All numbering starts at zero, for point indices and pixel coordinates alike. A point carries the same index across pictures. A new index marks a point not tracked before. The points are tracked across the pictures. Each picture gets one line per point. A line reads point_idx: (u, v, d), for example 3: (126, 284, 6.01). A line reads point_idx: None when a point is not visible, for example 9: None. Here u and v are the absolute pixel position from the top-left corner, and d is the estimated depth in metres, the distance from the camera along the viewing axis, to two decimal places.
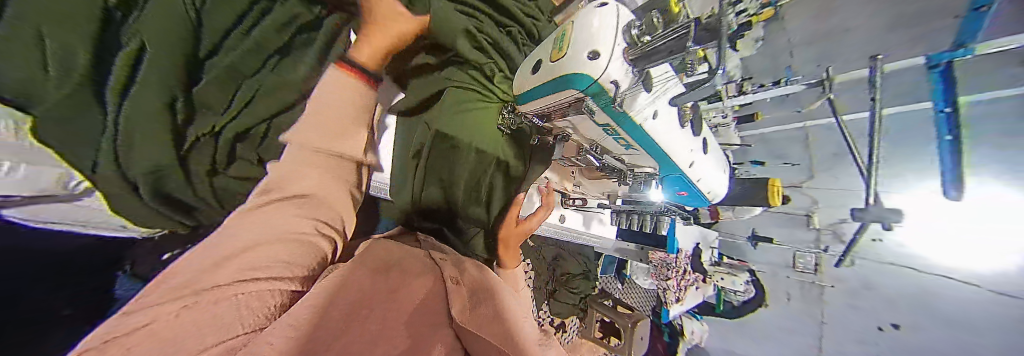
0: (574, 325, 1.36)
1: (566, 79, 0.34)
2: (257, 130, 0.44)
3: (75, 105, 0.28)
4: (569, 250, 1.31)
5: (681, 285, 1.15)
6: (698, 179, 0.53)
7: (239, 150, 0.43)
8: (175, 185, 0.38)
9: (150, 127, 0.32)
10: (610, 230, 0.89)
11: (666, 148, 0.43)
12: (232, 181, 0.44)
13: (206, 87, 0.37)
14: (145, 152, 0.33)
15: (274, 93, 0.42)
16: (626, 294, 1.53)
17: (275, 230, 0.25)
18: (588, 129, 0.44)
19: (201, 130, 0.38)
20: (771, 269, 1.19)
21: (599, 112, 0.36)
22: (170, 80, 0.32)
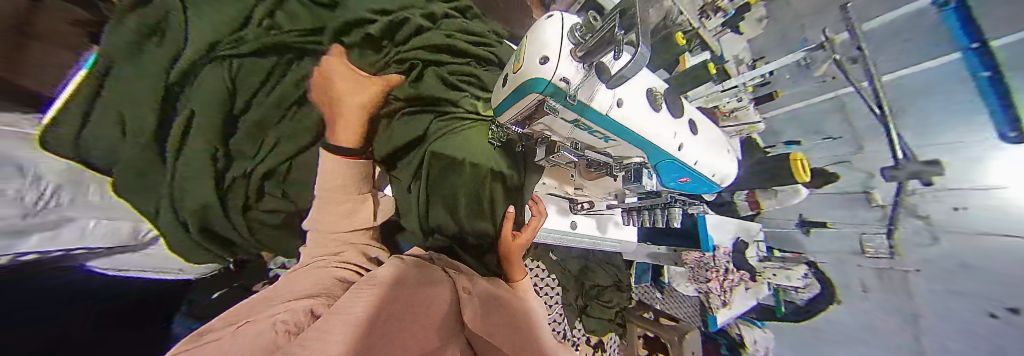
0: (614, 343, 1.28)
1: (522, 85, 0.34)
2: (280, 169, 0.58)
3: (145, 166, 0.45)
4: (596, 260, 1.27)
5: (725, 286, 1.03)
6: (695, 162, 0.48)
7: (268, 187, 0.58)
8: (219, 223, 0.52)
9: (196, 170, 0.48)
10: (631, 233, 0.85)
11: (643, 133, 0.42)
12: (262, 212, 0.59)
13: (239, 140, 0.53)
14: (191, 190, 0.47)
15: (290, 139, 0.58)
16: (668, 305, 1.31)
17: (296, 291, 0.37)
18: (561, 128, 0.43)
19: (234, 172, 0.53)
20: (835, 259, 0.95)
21: (563, 110, 0.36)
22: (210, 136, 0.49)
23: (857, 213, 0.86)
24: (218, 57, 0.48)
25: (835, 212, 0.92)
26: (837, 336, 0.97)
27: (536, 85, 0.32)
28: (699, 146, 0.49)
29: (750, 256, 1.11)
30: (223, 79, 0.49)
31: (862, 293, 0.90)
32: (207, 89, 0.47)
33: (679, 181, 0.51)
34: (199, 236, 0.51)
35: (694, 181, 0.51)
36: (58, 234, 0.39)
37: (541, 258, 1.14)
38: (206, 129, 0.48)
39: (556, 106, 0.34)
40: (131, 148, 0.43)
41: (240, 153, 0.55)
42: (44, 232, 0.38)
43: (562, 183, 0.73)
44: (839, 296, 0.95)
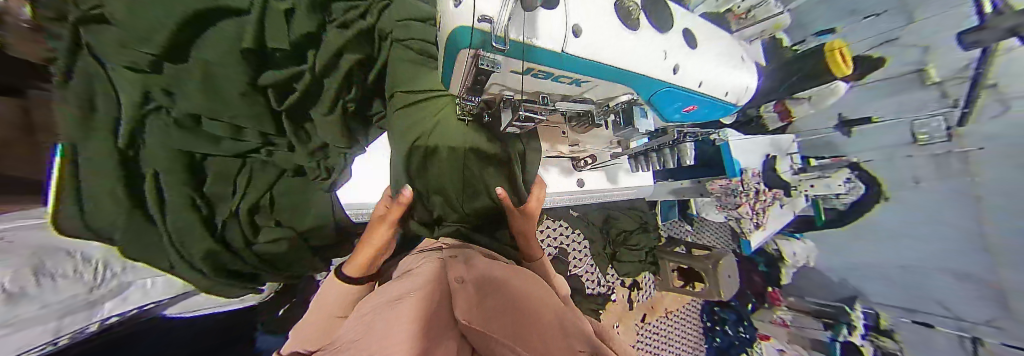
0: (649, 281, 1.33)
1: (446, 41, 0.17)
2: (262, 200, 0.59)
3: (135, 232, 0.45)
4: (619, 208, 1.23)
5: (757, 209, 0.99)
6: (724, 95, 0.28)
7: (260, 220, 0.59)
8: (227, 260, 0.55)
9: (189, 223, 0.47)
10: (647, 177, 0.81)
11: (667, 75, 0.22)
12: (261, 247, 0.59)
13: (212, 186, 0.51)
14: (191, 241, 0.48)
15: (259, 174, 0.58)
16: (697, 236, 1.41)
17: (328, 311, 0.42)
18: (528, 87, 0.22)
19: (224, 215, 0.53)
20: (883, 154, 0.97)
21: (508, 63, 0.17)
22: (184, 190, 0.46)
23: (910, 97, 0.85)
24: (156, 106, 0.40)
25: (887, 101, 0.89)
26: (880, 233, 1.03)
27: (459, 39, 0.15)
28: (743, 76, 0.28)
29: (783, 171, 1.04)
30: (178, 136, 0.44)
31: (915, 186, 0.93)
32: (165, 143, 0.43)
33: (688, 115, 0.30)
34: (215, 277, 0.54)
35: (706, 109, 0.30)
36: (126, 297, 0.49)
37: (563, 217, 1.13)
38: (177, 189, 0.45)
39: (501, 60, 0.17)
40: (121, 216, 0.42)
41: (219, 195, 0.53)
42: (114, 299, 0.47)
43: (555, 144, 0.61)
44: (885, 189, 0.98)
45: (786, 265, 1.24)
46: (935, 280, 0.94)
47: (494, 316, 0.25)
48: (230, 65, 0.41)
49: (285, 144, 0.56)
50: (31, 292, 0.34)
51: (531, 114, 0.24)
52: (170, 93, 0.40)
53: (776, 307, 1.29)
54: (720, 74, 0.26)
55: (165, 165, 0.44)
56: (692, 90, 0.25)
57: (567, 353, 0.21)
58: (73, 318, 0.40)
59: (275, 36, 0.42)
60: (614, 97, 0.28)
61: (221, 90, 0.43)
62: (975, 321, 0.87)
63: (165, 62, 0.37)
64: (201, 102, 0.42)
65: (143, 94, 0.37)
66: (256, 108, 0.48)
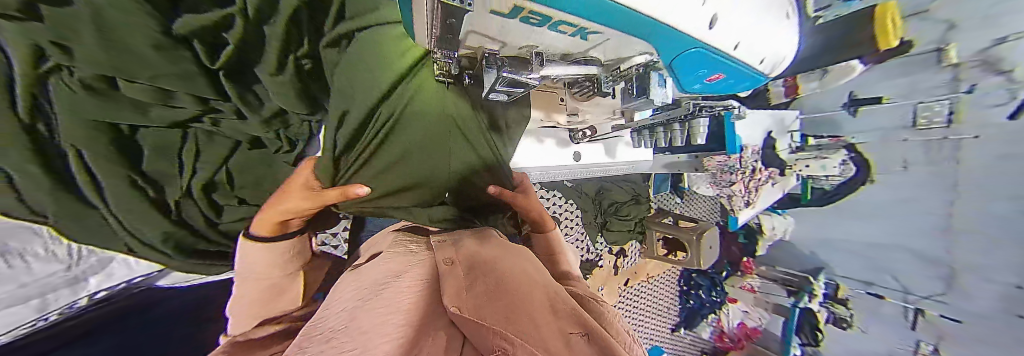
0: (635, 249, 1.38)
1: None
2: (220, 177, 0.45)
3: (70, 211, 0.34)
4: (614, 179, 1.22)
5: (751, 187, 1.01)
6: (759, 62, 0.23)
7: (219, 198, 0.46)
8: (198, 244, 0.47)
9: (131, 205, 0.37)
10: (645, 151, 0.77)
11: (711, 33, 0.17)
12: (235, 224, 0.50)
13: (150, 160, 0.38)
14: (144, 225, 0.39)
15: (213, 143, 0.43)
16: (686, 208, 1.42)
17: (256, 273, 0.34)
18: (514, 36, 0.17)
19: (174, 193, 0.42)
20: (880, 135, 1.03)
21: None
22: (116, 168, 0.34)
23: (917, 79, 0.93)
24: (56, 66, 0.26)
25: (901, 80, 0.96)
26: (868, 208, 1.11)
27: None
28: (785, 30, 0.23)
29: (782, 149, 1.03)
30: (91, 103, 0.29)
31: (901, 170, 1.01)
32: (78, 115, 0.29)
33: (709, 84, 0.25)
34: (194, 260, 0.48)
35: (731, 80, 0.26)
36: (110, 272, 0.48)
37: (557, 187, 1.11)
38: (106, 152, 0.33)
39: None
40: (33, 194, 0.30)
41: (163, 173, 0.40)
42: (98, 274, 0.47)
43: (550, 112, 0.55)
44: (875, 172, 1.06)
45: (764, 238, 1.30)
46: (895, 256, 1.07)
47: (487, 300, 0.24)
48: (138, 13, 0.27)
49: (233, 112, 0.41)
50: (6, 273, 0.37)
51: (515, 78, 0.21)
52: (70, 50, 0.25)
53: (747, 275, 1.35)
54: (769, 32, 0.21)
55: (97, 150, 0.32)
56: (726, 54, 0.20)
57: (558, 333, 0.20)
58: (56, 295, 0.43)
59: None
60: (629, 57, 0.23)
61: (128, 42, 0.28)
62: (922, 295, 1.03)
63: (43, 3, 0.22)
64: (105, 56, 0.27)
65: (36, 45, 0.23)
66: (182, 66, 0.33)
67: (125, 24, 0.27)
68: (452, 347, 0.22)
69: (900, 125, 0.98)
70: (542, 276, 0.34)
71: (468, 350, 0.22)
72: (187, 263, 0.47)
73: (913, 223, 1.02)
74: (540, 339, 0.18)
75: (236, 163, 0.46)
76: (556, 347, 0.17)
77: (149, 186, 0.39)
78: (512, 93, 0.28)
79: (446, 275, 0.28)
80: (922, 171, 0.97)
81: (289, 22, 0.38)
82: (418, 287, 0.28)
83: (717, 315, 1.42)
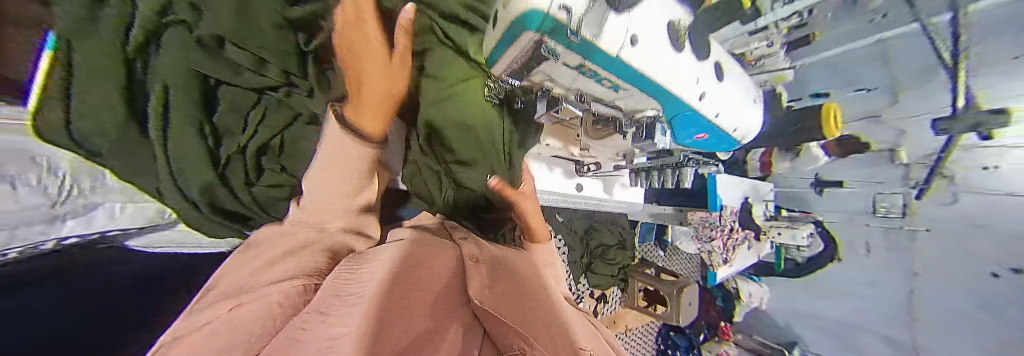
0: (616, 296, 1.37)
1: (507, 25, 0.18)
2: (274, 143, 0.49)
3: (128, 145, 0.35)
4: (602, 220, 1.28)
5: (728, 244, 1.08)
6: (733, 130, 0.31)
7: (265, 162, 0.49)
8: (224, 198, 0.47)
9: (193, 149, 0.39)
10: (637, 195, 0.84)
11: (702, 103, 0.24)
12: (265, 189, 0.51)
13: (224, 115, 0.42)
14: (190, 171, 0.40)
15: (279, 111, 0.47)
16: (669, 261, 1.46)
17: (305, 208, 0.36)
18: (578, 81, 0.23)
19: (230, 148, 0.44)
20: (844, 218, 1.09)
21: (568, 52, 0.17)
22: (194, 116, 0.38)
23: (878, 172, 0.99)
24: (177, 20, 0.32)
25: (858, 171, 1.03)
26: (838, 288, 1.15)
27: (527, 19, 0.15)
28: (749, 109, 0.30)
29: (759, 215, 1.11)
30: (197, 56, 0.35)
31: (864, 253, 1.06)
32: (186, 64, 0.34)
33: (695, 142, 0.32)
34: (211, 215, 0.47)
35: (711, 140, 0.32)
36: (89, 219, 0.41)
37: (549, 220, 1.15)
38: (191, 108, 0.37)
39: (558, 51, 0.18)
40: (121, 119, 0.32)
41: (229, 129, 0.43)
42: (78, 218, 0.40)
43: (567, 144, 0.60)
44: (841, 249, 1.11)
45: (741, 304, 1.35)
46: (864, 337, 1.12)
47: (507, 300, 0.26)
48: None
49: (308, 89, 0.48)
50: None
51: (566, 108, 0.27)
52: (197, 10, 0.33)
53: (725, 341, 1.39)
54: (741, 108, 0.29)
55: (181, 83, 0.35)
56: (709, 119, 0.27)
57: (569, 348, 0.21)
58: (27, 232, 0.34)
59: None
60: (641, 109, 0.28)
61: (253, 17, 0.38)
62: None
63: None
64: (231, 20, 0.36)
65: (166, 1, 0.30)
66: (284, 46, 0.43)
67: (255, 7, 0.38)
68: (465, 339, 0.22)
69: (864, 210, 1.04)
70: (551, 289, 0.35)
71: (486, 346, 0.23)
72: (202, 215, 0.46)
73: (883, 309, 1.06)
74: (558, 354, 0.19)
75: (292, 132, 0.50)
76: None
77: (212, 136, 0.41)
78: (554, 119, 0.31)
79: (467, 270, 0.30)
80: (881, 255, 1.03)
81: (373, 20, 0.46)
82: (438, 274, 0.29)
83: None
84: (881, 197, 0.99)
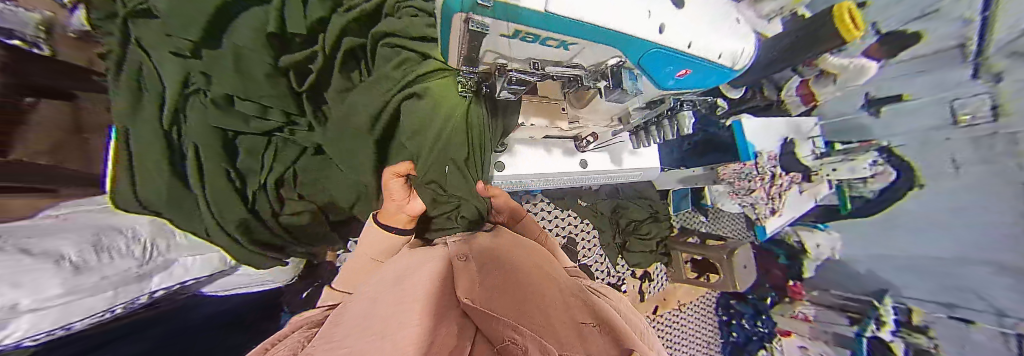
0: (660, 272, 1.31)
1: (441, 13, 0.19)
2: (287, 177, 0.55)
3: (178, 199, 0.45)
4: (628, 197, 1.20)
5: (772, 193, 0.98)
6: (717, 57, 0.28)
7: (284, 193, 0.55)
8: (259, 230, 0.53)
9: (224, 192, 0.46)
10: (653, 159, 0.80)
11: (662, 39, 0.23)
12: (289, 217, 0.57)
13: (244, 159, 0.49)
14: (225, 211, 0.47)
15: (284, 151, 0.53)
16: (714, 226, 1.37)
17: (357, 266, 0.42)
18: (523, 50, 0.23)
19: (253, 187, 0.51)
20: (917, 137, 0.94)
21: (494, 24, 0.18)
22: (219, 164, 0.45)
23: (945, 77, 0.84)
24: (195, 89, 0.41)
25: (921, 79, 0.87)
26: (921, 221, 0.98)
27: (451, 3, 0.16)
28: (726, 31, 0.28)
29: (806, 155, 1.01)
30: (213, 115, 0.43)
31: (952, 172, 0.90)
32: (204, 123, 0.43)
33: (681, 80, 0.31)
34: (247, 246, 0.52)
35: (698, 74, 0.31)
36: (170, 272, 0.52)
37: (570, 206, 1.14)
38: (215, 157, 0.45)
39: (490, 23, 0.18)
40: (162, 183, 0.42)
41: (250, 168, 0.50)
42: (161, 273, 0.50)
43: (553, 120, 0.56)
44: (920, 176, 0.95)
45: (809, 258, 1.22)
46: (972, 270, 0.92)
47: (496, 296, 0.25)
48: (260, 51, 0.44)
49: (307, 124, 0.52)
50: (87, 265, 0.37)
51: (521, 77, 0.27)
52: (209, 77, 0.41)
53: (798, 301, 1.24)
54: (717, 35, 0.27)
55: (203, 141, 0.43)
56: (680, 51, 0.25)
57: (567, 324, 0.21)
58: (128, 289, 0.43)
59: (294, 24, 0.45)
60: (602, 61, 0.27)
61: (249, 72, 0.44)
62: (1022, 317, 0.85)
63: (204, 48, 0.40)
64: (232, 79, 0.42)
65: (186, 72, 0.39)
66: (279, 89, 0.47)
67: (250, 60, 0.43)
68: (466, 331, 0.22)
69: (940, 123, 0.89)
70: (552, 272, 0.35)
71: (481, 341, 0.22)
72: (246, 250, 0.52)
73: (984, 232, 0.87)
74: (551, 331, 0.18)
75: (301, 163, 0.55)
76: (560, 333, 0.18)
77: (237, 177, 0.48)
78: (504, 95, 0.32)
79: (459, 272, 0.30)
80: (977, 170, 0.85)
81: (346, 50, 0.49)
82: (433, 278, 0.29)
83: (768, 351, 1.29)
84: (958, 104, 0.84)
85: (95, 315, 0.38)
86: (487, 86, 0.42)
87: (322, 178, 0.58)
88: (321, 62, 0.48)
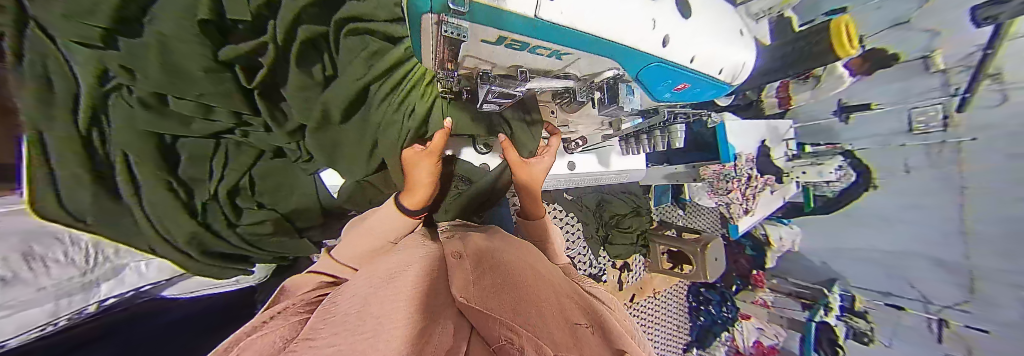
0: (638, 263, 1.38)
1: (410, 14, 0.17)
2: (244, 184, 0.52)
3: (108, 210, 0.42)
4: (613, 191, 1.22)
5: (748, 194, 1.03)
6: (718, 73, 0.27)
7: (241, 202, 0.53)
8: (213, 242, 0.51)
9: (166, 205, 0.43)
10: (639, 160, 0.81)
11: (660, 53, 0.21)
12: (246, 227, 0.54)
13: (186, 168, 0.46)
14: (173, 225, 0.45)
15: (238, 155, 0.50)
16: (688, 220, 1.44)
17: (355, 248, 0.44)
18: (503, 57, 0.20)
19: (203, 197, 0.48)
20: (879, 142, 0.99)
21: (471, 29, 0.15)
22: (157, 169, 0.42)
23: (912, 84, 0.88)
24: (116, 85, 0.36)
25: (889, 89, 0.93)
26: (873, 216, 1.06)
27: (418, 3, 0.14)
28: (728, 47, 0.26)
29: (779, 158, 1.07)
30: (144, 117, 0.38)
31: (904, 174, 0.96)
32: (131, 127, 0.38)
33: (678, 93, 0.30)
34: (206, 260, 0.52)
35: (696, 89, 0.30)
36: (120, 279, 0.49)
37: (557, 200, 1.15)
38: (153, 163, 0.41)
39: (468, 27, 0.15)
40: (86, 197, 0.39)
41: (196, 179, 0.47)
42: (110, 281, 0.47)
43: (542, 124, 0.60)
44: (875, 175, 1.02)
45: (772, 250, 1.29)
46: (913, 262, 0.99)
47: (493, 294, 0.23)
48: (189, 40, 0.36)
49: (261, 125, 0.48)
50: (25, 277, 0.35)
51: (503, 91, 0.26)
52: (133, 71, 0.35)
53: (759, 289, 1.31)
54: (719, 55, 0.25)
55: (132, 147, 0.39)
56: (683, 66, 0.24)
57: (565, 328, 0.19)
58: (69, 301, 0.41)
59: (236, 9, 0.37)
60: (599, 72, 0.25)
61: (183, 66, 0.37)
62: (944, 304, 0.94)
63: (119, 37, 0.33)
64: (161, 74, 0.36)
65: (102, 65, 0.33)
66: (225, 86, 0.41)
67: (180, 50, 0.36)
68: (459, 333, 0.21)
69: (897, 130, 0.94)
70: (547, 274, 0.34)
71: (477, 341, 0.21)
72: (202, 263, 0.52)
73: (913, 232, 0.97)
74: (548, 335, 0.16)
75: (259, 167, 0.52)
76: (558, 338, 0.16)
77: (182, 189, 0.46)
78: (489, 104, 0.29)
79: (453, 269, 0.29)
80: (926, 173, 0.91)
81: (307, 40, 0.43)
82: (426, 276, 0.28)
83: (730, 334, 1.39)
84: (918, 111, 0.88)
85: (36, 328, 0.37)
86: (469, 91, 0.42)
87: (287, 183, 0.56)
88: (274, 56, 0.41)
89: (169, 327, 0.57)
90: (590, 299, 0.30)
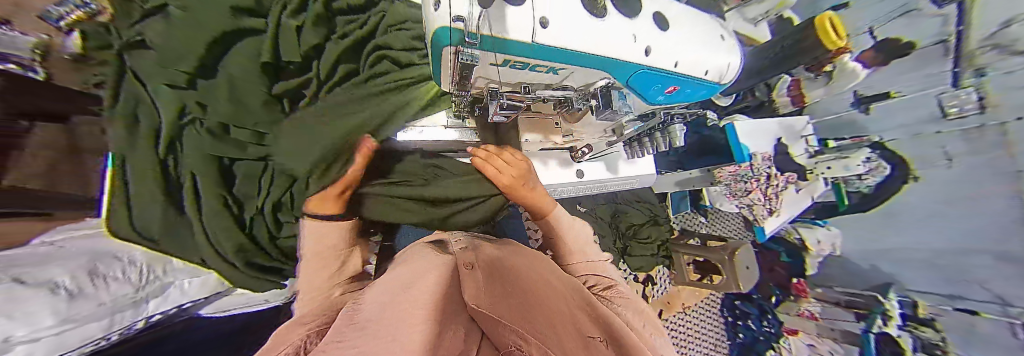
0: (662, 275, 1.31)
1: (431, 51, 0.21)
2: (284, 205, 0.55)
3: (171, 229, 0.47)
4: (627, 201, 1.21)
5: (769, 193, 1.02)
6: (704, 74, 0.29)
7: (281, 217, 0.55)
8: (256, 255, 0.55)
9: (219, 222, 0.47)
10: (648, 165, 0.81)
11: (647, 61, 0.24)
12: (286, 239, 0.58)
13: (240, 185, 0.50)
14: (224, 239, 0.49)
15: None
16: (712, 227, 1.38)
17: (319, 273, 0.37)
18: (516, 75, 0.24)
19: (251, 211, 0.52)
20: (906, 131, 0.93)
21: (484, 54, 0.19)
22: (215, 188, 0.46)
23: (928, 71, 0.85)
24: (192, 119, 0.43)
25: (905, 78, 0.90)
26: (917, 212, 0.95)
27: (440, 37, 0.18)
28: (709, 50, 0.28)
29: (799, 154, 1.04)
30: (208, 143, 0.44)
31: (945, 164, 0.88)
32: (199, 151, 0.44)
33: (671, 96, 0.32)
34: (251, 272, 0.56)
35: (688, 90, 0.32)
36: (165, 296, 0.52)
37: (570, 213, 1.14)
38: (212, 181, 0.46)
39: (479, 55, 0.19)
40: (157, 209, 0.45)
41: (247, 195, 0.52)
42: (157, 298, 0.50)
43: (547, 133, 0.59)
44: (912, 166, 0.94)
45: (810, 254, 1.21)
46: (972, 260, 0.87)
47: (504, 303, 0.23)
48: (251, 80, 0.46)
49: None
50: (88, 293, 0.38)
51: (514, 103, 0.27)
52: (204, 107, 0.44)
53: (802, 299, 1.21)
54: (705, 58, 0.28)
55: (199, 168, 0.45)
56: (668, 71, 0.26)
57: (574, 338, 0.19)
58: (122, 315, 0.43)
59: (288, 53, 0.48)
60: (592, 82, 0.28)
61: (244, 99, 0.46)
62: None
63: (199, 79, 0.43)
64: (227, 107, 0.44)
65: (182, 103, 0.42)
66: (274, 115, 0.49)
67: (244, 89, 0.45)
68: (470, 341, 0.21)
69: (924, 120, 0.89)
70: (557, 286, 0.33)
71: (488, 347, 0.21)
72: (246, 274, 0.55)
73: (965, 226, 0.87)
74: (557, 342, 0.16)
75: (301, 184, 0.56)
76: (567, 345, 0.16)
77: (234, 205, 0.50)
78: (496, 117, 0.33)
79: (465, 279, 0.29)
80: (969, 161, 0.83)
81: (343, 76, 0.53)
82: (438, 286, 0.29)
83: (777, 353, 1.24)
84: (949, 96, 0.82)
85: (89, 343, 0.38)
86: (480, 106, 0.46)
87: None
88: (315, 87, 0.51)
89: (191, 346, 0.58)
90: (602, 307, 0.30)
